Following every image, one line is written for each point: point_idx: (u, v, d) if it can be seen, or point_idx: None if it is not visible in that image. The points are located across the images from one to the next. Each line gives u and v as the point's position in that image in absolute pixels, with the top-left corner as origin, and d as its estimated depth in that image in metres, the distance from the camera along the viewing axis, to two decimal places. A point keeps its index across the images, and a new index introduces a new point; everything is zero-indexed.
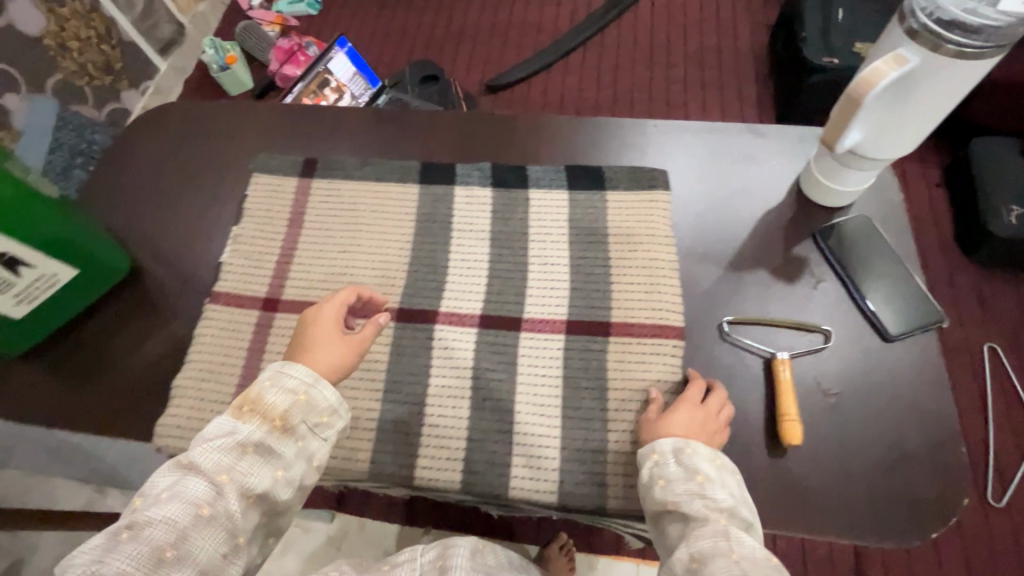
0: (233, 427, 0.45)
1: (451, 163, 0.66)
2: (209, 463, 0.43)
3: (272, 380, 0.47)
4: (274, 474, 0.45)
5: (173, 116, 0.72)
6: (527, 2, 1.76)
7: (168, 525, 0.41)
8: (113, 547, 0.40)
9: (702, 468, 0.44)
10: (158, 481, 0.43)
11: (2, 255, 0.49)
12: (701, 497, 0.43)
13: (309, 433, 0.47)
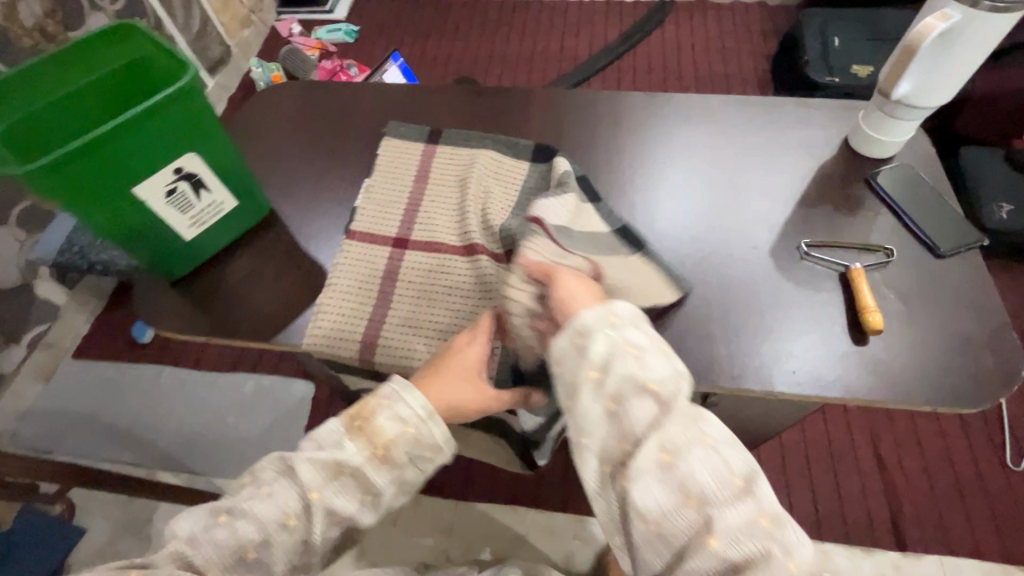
0: (340, 441, 0.48)
1: (545, 129, 0.76)
2: (309, 477, 0.46)
3: (385, 404, 0.50)
4: (362, 499, 0.48)
5: (292, 93, 0.82)
6: (549, 33, 1.93)
7: (258, 525, 0.45)
8: (210, 529, 0.44)
9: (628, 335, 0.44)
10: (264, 470, 0.47)
11: (192, 174, 0.57)
12: (643, 378, 0.42)
13: (410, 464, 0.49)
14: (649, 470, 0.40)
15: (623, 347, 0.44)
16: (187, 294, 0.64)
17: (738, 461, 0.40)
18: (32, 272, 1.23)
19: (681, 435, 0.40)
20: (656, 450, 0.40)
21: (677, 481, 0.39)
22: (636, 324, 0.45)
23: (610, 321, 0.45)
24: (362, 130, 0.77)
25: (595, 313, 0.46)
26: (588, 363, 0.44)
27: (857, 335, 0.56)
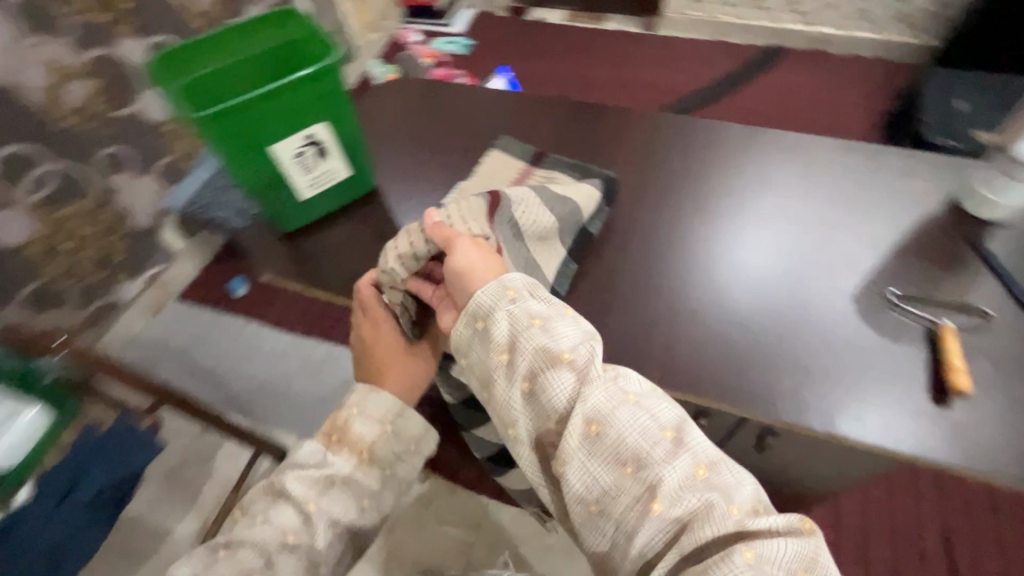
0: (323, 459, 0.57)
1: (636, 148, 0.78)
2: (302, 493, 0.54)
3: (354, 413, 0.58)
4: (357, 505, 0.56)
5: (410, 88, 0.90)
6: (654, 66, 1.95)
7: (258, 547, 0.51)
8: (211, 564, 0.51)
9: (534, 304, 0.49)
10: (256, 502, 0.56)
11: (319, 140, 0.63)
12: (563, 346, 0.47)
13: (398, 461, 0.58)
14: (579, 443, 0.44)
15: (527, 320, 0.48)
16: (292, 248, 0.71)
17: (660, 413, 0.45)
18: (161, 218, 1.41)
19: (604, 401, 0.45)
20: (582, 422, 0.44)
21: (608, 447, 0.44)
22: (533, 293, 0.50)
23: (510, 296, 0.50)
24: (465, 128, 0.83)
25: (492, 289, 0.50)
26: (496, 345, 0.49)
27: (940, 393, 0.54)
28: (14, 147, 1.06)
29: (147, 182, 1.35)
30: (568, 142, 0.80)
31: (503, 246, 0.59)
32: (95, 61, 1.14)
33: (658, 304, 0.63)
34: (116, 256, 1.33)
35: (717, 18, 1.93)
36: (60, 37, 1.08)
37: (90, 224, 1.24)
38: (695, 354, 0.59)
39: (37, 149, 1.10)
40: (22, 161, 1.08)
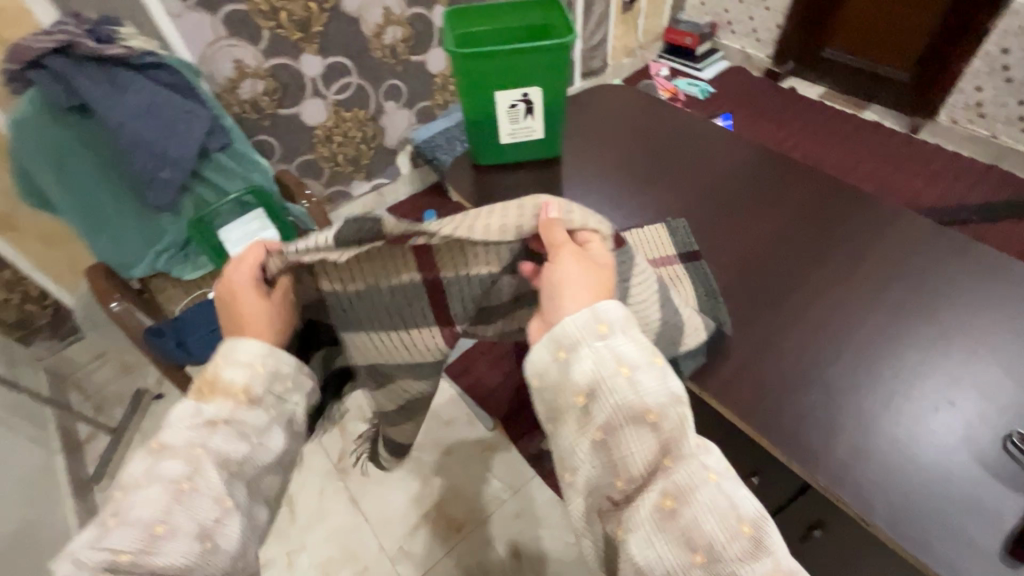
0: (195, 407, 0.51)
1: (808, 205, 0.79)
2: (183, 441, 0.49)
3: (223, 359, 0.53)
4: (253, 440, 0.52)
5: (625, 93, 1.02)
6: (898, 168, 1.78)
7: (151, 506, 0.46)
8: (102, 534, 0.44)
9: (627, 346, 0.47)
10: (133, 467, 0.48)
11: (530, 101, 0.79)
12: (652, 412, 0.45)
13: (280, 400, 0.55)
14: (649, 518, 0.42)
15: (615, 365, 0.46)
16: (478, 178, 0.88)
17: (744, 505, 0.42)
18: (402, 144, 1.77)
19: (685, 475, 0.43)
20: (659, 494, 0.43)
21: (680, 529, 0.42)
22: (623, 333, 0.48)
23: (607, 327, 0.48)
24: (654, 137, 0.92)
25: (599, 311, 0.49)
26: (577, 388, 0.47)
27: (1015, 549, 0.49)
28: (341, 59, 1.45)
29: (405, 114, 1.71)
30: (744, 177, 0.84)
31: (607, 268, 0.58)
32: (413, 17, 1.51)
33: (756, 336, 0.65)
34: (363, 160, 1.71)
35: (1002, 140, 1.73)
36: None
37: (357, 129, 1.62)
38: (767, 391, 0.61)
39: (353, 65, 1.49)
40: (340, 69, 1.47)
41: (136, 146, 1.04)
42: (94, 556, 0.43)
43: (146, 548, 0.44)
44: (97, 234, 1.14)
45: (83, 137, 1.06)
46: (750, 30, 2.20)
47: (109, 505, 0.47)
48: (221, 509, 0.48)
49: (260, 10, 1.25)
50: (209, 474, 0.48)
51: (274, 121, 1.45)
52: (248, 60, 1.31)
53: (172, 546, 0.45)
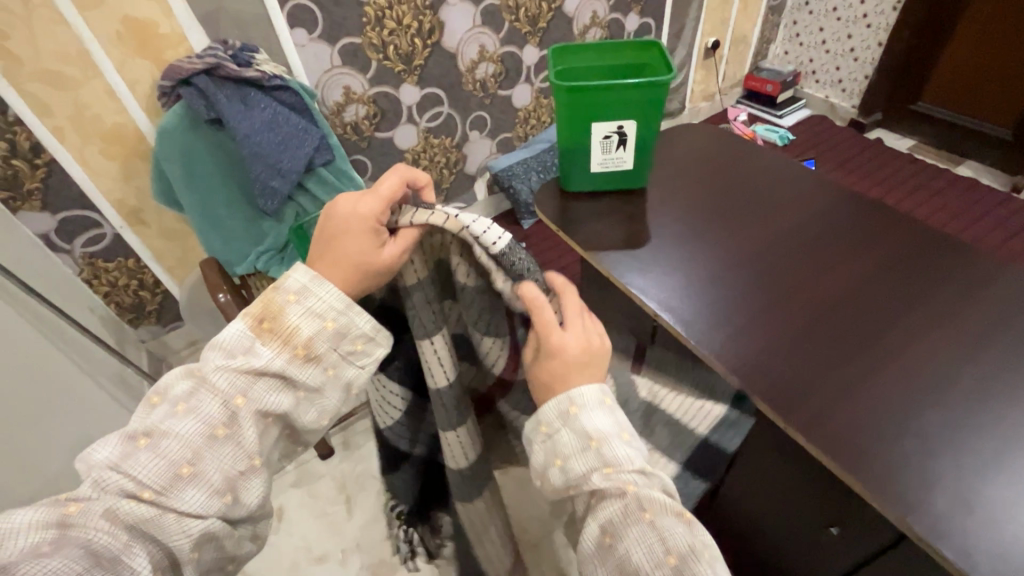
0: (252, 346, 0.52)
1: (904, 248, 0.77)
2: (229, 384, 0.51)
3: (296, 300, 0.54)
4: (294, 395, 0.54)
5: (709, 132, 1.04)
6: (993, 227, 1.65)
7: (184, 441, 0.49)
8: (132, 455, 0.48)
9: (583, 425, 0.49)
10: (176, 389, 0.51)
11: (623, 133, 0.83)
12: (597, 470, 0.47)
13: (343, 360, 0.55)
14: (592, 552, 0.46)
15: (551, 459, 0.50)
16: (563, 203, 0.92)
17: (674, 538, 0.43)
18: (480, 172, 1.87)
19: (616, 515, 0.45)
20: (599, 533, 0.46)
21: (615, 561, 0.44)
22: (593, 407, 0.51)
23: (559, 417, 0.51)
24: (738, 175, 0.94)
25: (547, 412, 0.51)
26: (550, 452, 0.50)
27: None
28: (435, 89, 1.57)
29: (487, 144, 1.81)
30: (833, 218, 0.84)
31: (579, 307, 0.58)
32: (504, 54, 1.62)
33: (839, 377, 0.64)
34: (444, 184, 1.81)
35: None
36: (496, 33, 1.56)
37: (443, 155, 1.73)
38: (858, 431, 0.59)
39: (446, 95, 1.60)
40: (433, 99, 1.59)
41: (256, 157, 1.16)
42: (121, 481, 0.47)
43: (170, 485, 0.48)
44: (212, 231, 1.27)
45: (211, 146, 1.19)
46: (836, 80, 2.18)
47: (144, 420, 0.50)
48: (246, 465, 0.51)
49: (372, 43, 1.38)
50: (244, 426, 0.51)
51: (370, 143, 1.57)
52: (356, 87, 1.44)
53: (192, 491, 0.48)
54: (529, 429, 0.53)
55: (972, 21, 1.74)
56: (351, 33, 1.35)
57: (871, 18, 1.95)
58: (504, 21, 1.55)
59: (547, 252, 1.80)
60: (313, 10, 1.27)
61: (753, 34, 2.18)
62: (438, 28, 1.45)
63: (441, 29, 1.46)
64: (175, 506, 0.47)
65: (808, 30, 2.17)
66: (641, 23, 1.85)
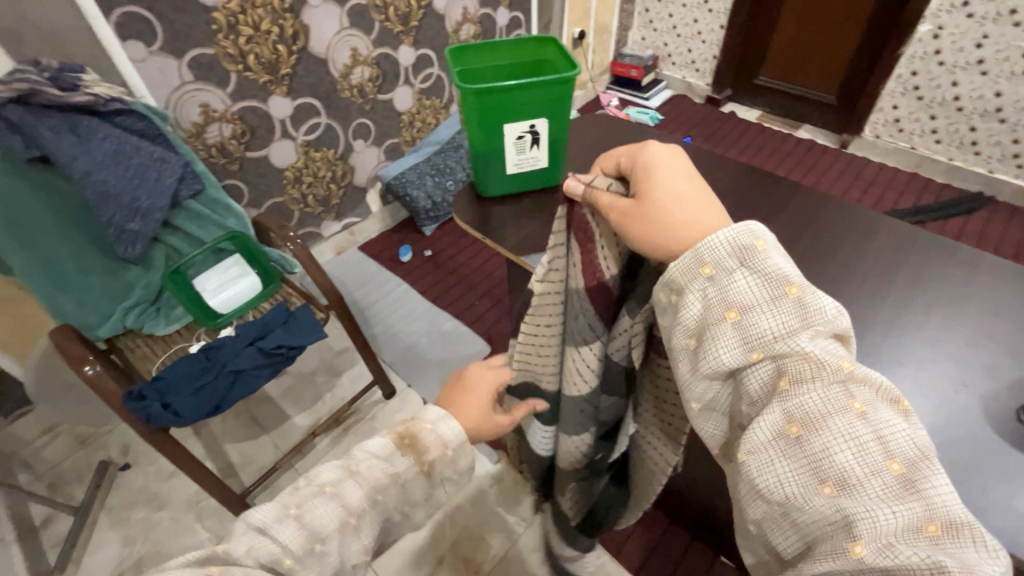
0: (391, 453, 0.52)
1: (796, 215, 0.83)
2: (370, 478, 0.49)
3: (431, 425, 0.55)
4: (398, 501, 0.52)
5: (604, 123, 1.06)
6: (836, 180, 1.94)
7: (325, 518, 0.45)
8: (283, 520, 0.43)
9: (776, 266, 0.38)
10: (324, 472, 0.48)
11: (537, 132, 0.81)
12: (775, 338, 0.37)
13: (441, 484, 0.56)
14: (772, 442, 0.35)
15: (720, 310, 0.39)
16: (482, 208, 0.89)
17: (895, 436, 0.32)
18: (372, 182, 1.76)
19: (820, 396, 0.34)
20: (779, 418, 0.34)
21: (805, 458, 0.33)
22: (738, 268, 0.39)
23: (736, 255, 0.39)
24: None
25: (716, 249, 0.40)
26: (686, 328, 0.41)
27: None
28: (310, 100, 1.44)
29: (374, 152, 1.71)
30: (730, 192, 0.89)
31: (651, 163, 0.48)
32: (379, 57, 1.53)
33: None
34: (334, 200, 1.68)
35: (920, 151, 1.94)
36: (367, 34, 1.46)
37: (328, 169, 1.60)
38: None
39: (322, 105, 1.47)
40: (309, 110, 1.45)
41: (103, 198, 0.98)
42: (269, 546, 0.42)
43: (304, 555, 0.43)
44: (59, 293, 1.04)
45: (42, 192, 0.98)
46: (689, 61, 2.37)
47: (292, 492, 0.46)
48: (359, 556, 0.47)
49: (228, 53, 1.22)
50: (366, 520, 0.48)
51: (242, 165, 1.40)
52: (215, 104, 1.26)
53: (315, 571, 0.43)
54: (677, 267, 0.42)
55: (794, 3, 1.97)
56: (201, 43, 1.18)
57: (712, 3, 2.14)
58: (373, 21, 1.45)
59: (455, 257, 1.75)
60: (148, 19, 1.09)
61: (612, 23, 2.30)
62: (303, 32, 1.32)
63: (306, 34, 1.33)
64: None
65: (659, 17, 2.34)
66: (511, 17, 1.86)
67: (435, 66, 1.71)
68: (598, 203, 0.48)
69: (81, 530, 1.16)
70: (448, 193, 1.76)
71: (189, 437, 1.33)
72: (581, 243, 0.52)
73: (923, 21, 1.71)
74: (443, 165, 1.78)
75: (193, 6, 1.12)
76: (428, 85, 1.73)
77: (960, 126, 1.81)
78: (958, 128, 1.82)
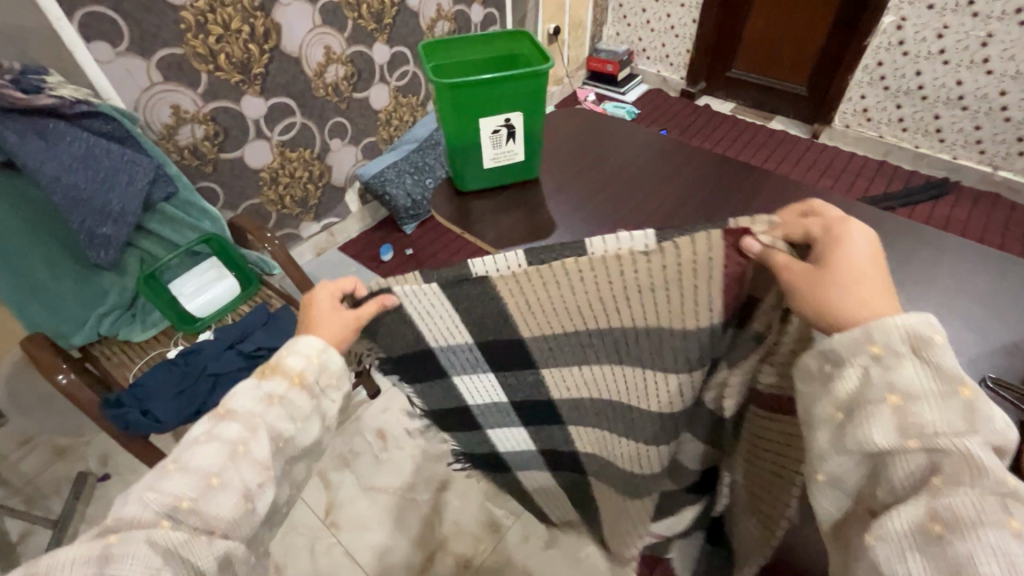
0: (259, 384, 0.50)
1: (771, 204, 0.85)
2: (246, 408, 0.48)
3: (288, 349, 0.52)
4: (295, 421, 0.50)
5: (584, 116, 1.07)
6: (809, 169, 1.99)
7: (209, 459, 0.45)
8: (165, 476, 0.44)
9: (951, 365, 0.37)
10: (197, 427, 0.48)
11: (512, 126, 0.81)
12: (946, 436, 0.35)
13: (325, 394, 0.53)
14: (907, 534, 0.35)
15: (880, 391, 0.38)
16: (462, 203, 0.89)
17: None
18: (350, 182, 1.75)
19: (973, 502, 0.33)
20: (923, 512, 0.34)
21: (943, 554, 0.33)
22: (908, 359, 0.38)
23: (911, 342, 0.38)
24: (618, 155, 0.97)
25: (890, 332, 0.39)
26: (835, 399, 0.41)
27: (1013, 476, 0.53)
28: (285, 99, 1.42)
29: (352, 151, 1.70)
30: (708, 184, 0.90)
31: (841, 241, 0.46)
32: (353, 55, 1.52)
33: None
34: (311, 201, 1.67)
35: (888, 139, 1.99)
36: (341, 33, 1.45)
37: (306, 169, 1.59)
38: None
39: (297, 105, 1.46)
40: (284, 110, 1.44)
41: (73, 203, 0.96)
42: (157, 499, 0.42)
43: (204, 494, 0.44)
44: (31, 302, 1.02)
45: (5, 198, 0.95)
46: (664, 56, 2.40)
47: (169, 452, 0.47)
48: (264, 476, 0.47)
49: (198, 53, 1.20)
50: (264, 442, 0.48)
51: (217, 167, 1.37)
52: (186, 104, 1.24)
53: (224, 497, 0.44)
54: (843, 339, 0.41)
55: None
56: (170, 43, 1.15)
57: None
58: (346, 19, 1.44)
59: (437, 255, 1.75)
60: (114, 20, 1.07)
61: (586, 19, 2.32)
62: (274, 30, 1.31)
63: (278, 32, 1.32)
64: (211, 516, 0.43)
65: (632, 12, 2.36)
66: (486, 14, 1.86)
67: (410, 63, 1.71)
68: (781, 267, 0.45)
69: (60, 542, 1.13)
70: (428, 190, 1.77)
71: (171, 443, 1.31)
72: (725, 287, 0.47)
73: (886, 12, 1.76)
74: (423, 164, 1.77)
75: (161, 5, 1.10)
76: (404, 82, 1.72)
77: (926, 113, 1.87)
78: (924, 116, 1.88)
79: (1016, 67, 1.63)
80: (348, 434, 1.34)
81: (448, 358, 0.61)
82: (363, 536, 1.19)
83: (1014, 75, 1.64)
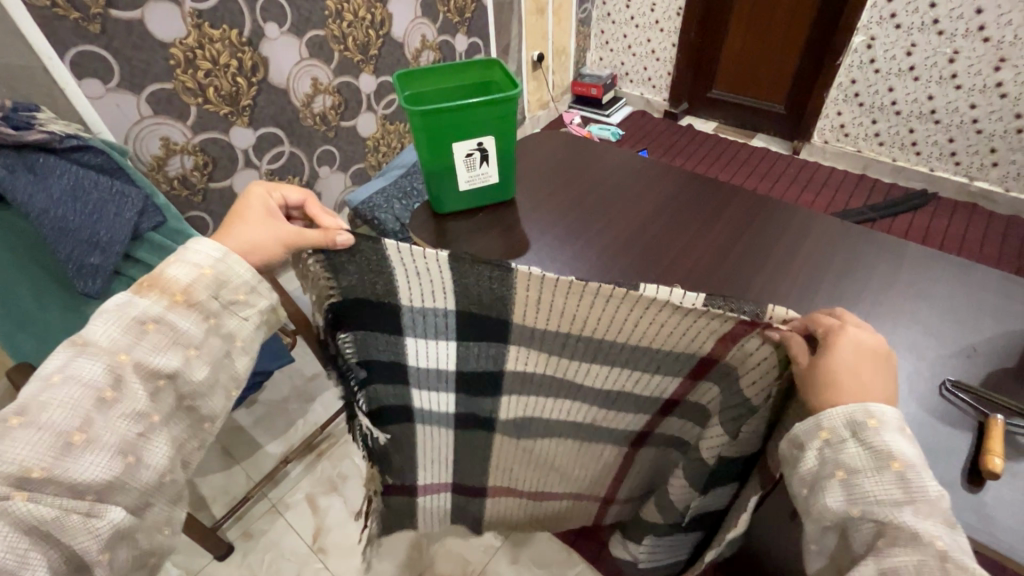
0: (128, 300, 0.52)
1: (743, 217, 0.88)
2: (116, 340, 0.50)
3: (174, 259, 0.55)
4: (185, 354, 0.53)
5: (560, 138, 1.11)
6: (789, 185, 2.01)
7: (68, 407, 0.47)
8: (8, 433, 0.44)
9: (883, 444, 0.45)
10: (50, 364, 0.49)
11: (485, 150, 0.84)
12: (892, 500, 0.43)
13: (226, 311, 0.56)
14: None
15: (831, 468, 0.46)
16: (440, 225, 0.91)
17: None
18: (339, 208, 1.78)
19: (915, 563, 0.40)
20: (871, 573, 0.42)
21: None
22: (854, 437, 0.46)
23: (849, 427, 0.47)
24: (592, 173, 1.01)
25: (834, 419, 0.47)
26: (801, 477, 0.49)
27: (972, 479, 0.54)
28: (273, 129, 1.46)
29: (340, 178, 1.74)
30: (682, 201, 0.93)
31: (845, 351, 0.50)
32: (341, 85, 1.57)
33: None
34: None
35: (867, 154, 2.04)
36: (328, 65, 1.50)
37: None
38: None
39: (285, 134, 1.50)
40: (273, 139, 1.48)
41: (61, 234, 0.97)
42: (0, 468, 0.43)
43: (60, 457, 0.45)
44: (24, 335, 1.03)
45: None
46: (647, 79, 2.47)
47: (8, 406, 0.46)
48: (144, 426, 0.50)
49: (187, 87, 1.24)
50: (133, 387, 0.50)
51: (206, 196, 1.40)
52: (176, 136, 1.28)
53: (88, 456, 0.46)
54: (801, 427, 0.49)
55: (738, 20, 2.09)
56: (160, 77, 1.20)
57: (663, 24, 2.26)
58: (333, 51, 1.50)
59: None
60: (105, 57, 1.11)
61: (569, 46, 2.39)
62: (262, 65, 1.35)
63: (266, 66, 1.36)
64: (76, 475, 0.45)
65: (615, 38, 2.44)
66: (470, 43, 1.92)
67: None
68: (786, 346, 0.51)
69: None
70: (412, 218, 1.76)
71: None
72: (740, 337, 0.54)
73: (856, 32, 1.83)
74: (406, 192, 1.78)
75: (149, 42, 1.15)
76: (392, 110, 1.78)
77: (901, 128, 1.91)
78: (899, 131, 1.92)
79: (983, 81, 1.68)
80: (336, 458, 1.34)
81: (412, 319, 0.64)
82: (350, 561, 1.17)
83: (983, 90, 1.69)
